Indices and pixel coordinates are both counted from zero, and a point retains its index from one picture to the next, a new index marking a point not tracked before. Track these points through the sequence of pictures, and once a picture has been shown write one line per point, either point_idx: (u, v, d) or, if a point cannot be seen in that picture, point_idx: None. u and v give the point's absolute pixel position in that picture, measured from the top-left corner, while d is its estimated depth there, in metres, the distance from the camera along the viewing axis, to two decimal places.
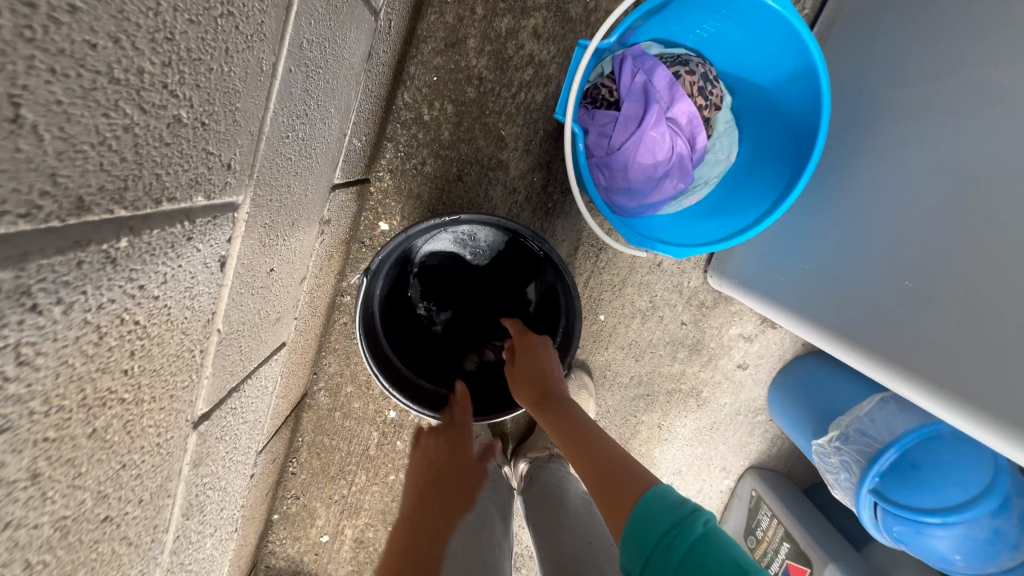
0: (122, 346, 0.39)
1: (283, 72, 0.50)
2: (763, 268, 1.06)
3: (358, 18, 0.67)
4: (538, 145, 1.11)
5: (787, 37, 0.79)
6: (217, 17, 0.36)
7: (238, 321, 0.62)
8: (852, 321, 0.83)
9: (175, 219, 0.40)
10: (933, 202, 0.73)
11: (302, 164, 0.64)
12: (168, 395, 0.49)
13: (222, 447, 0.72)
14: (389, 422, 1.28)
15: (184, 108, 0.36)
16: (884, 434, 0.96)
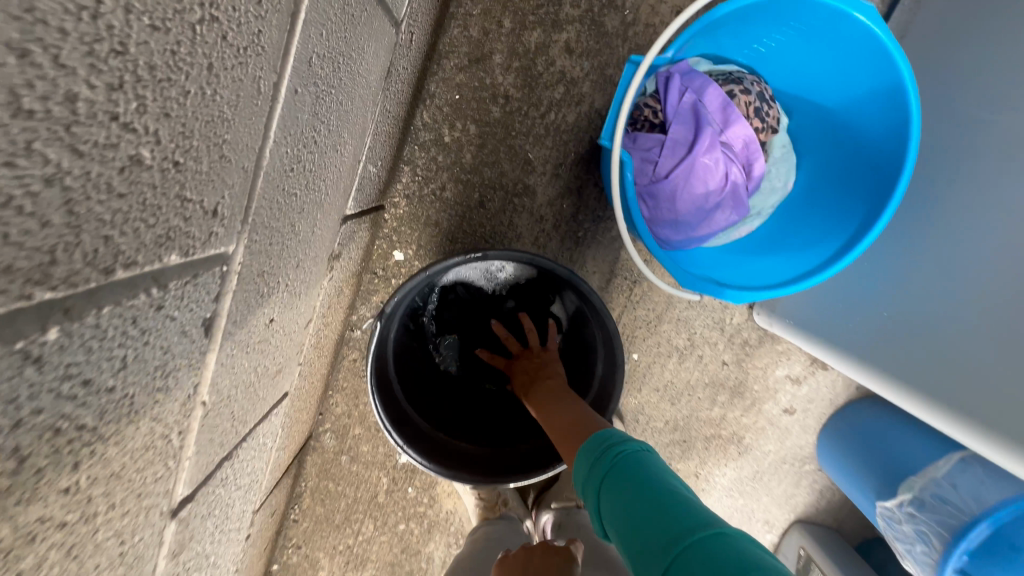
0: (58, 462, 0.29)
1: (287, 94, 0.41)
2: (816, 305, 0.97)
3: (377, 31, 0.58)
4: (569, 169, 1.01)
5: (866, 53, 0.69)
6: (195, 23, 0.27)
7: (229, 385, 0.52)
8: (945, 379, 0.71)
9: (136, 289, 0.30)
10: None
11: (309, 198, 0.55)
12: (133, 495, 0.39)
13: (210, 523, 0.62)
14: (400, 467, 1.17)
15: (148, 146, 0.27)
16: (970, 504, 0.84)
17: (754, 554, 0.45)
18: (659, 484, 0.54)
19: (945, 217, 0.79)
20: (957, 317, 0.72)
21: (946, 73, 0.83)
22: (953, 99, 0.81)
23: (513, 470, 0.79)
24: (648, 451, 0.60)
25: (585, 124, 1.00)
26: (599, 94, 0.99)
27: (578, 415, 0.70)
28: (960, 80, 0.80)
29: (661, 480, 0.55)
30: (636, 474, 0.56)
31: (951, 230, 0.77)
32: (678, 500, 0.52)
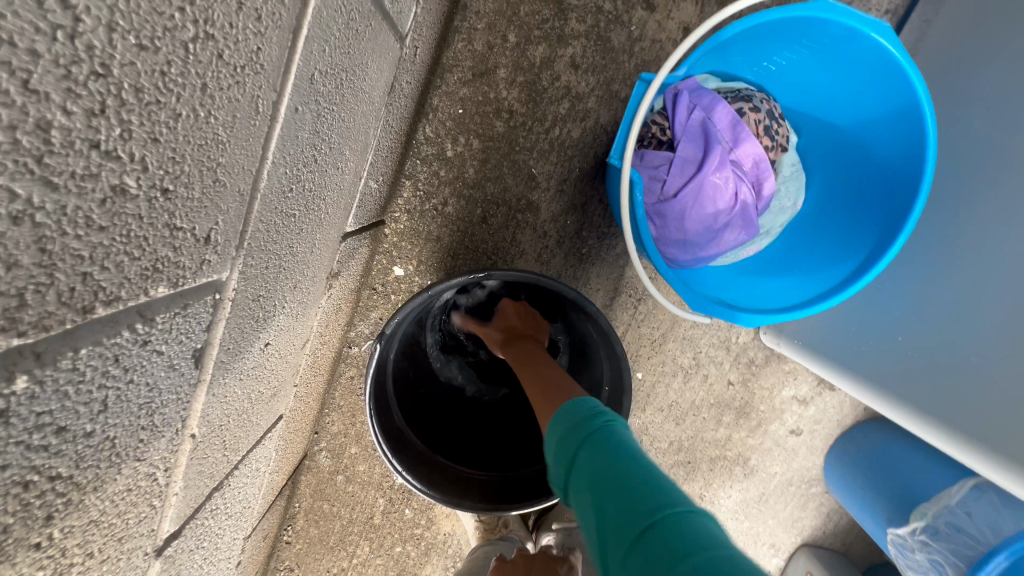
0: (27, 518, 0.26)
1: (287, 113, 0.38)
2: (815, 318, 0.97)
3: (381, 45, 0.56)
4: (573, 185, 0.99)
5: (881, 71, 0.68)
6: (188, 42, 0.25)
7: (220, 415, 0.49)
8: (966, 409, 0.69)
9: (119, 325, 0.27)
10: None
11: (307, 217, 0.52)
12: (113, 540, 0.36)
13: (198, 556, 0.59)
14: (397, 487, 1.13)
15: (133, 175, 0.24)
16: (986, 534, 0.82)
17: (722, 545, 0.39)
18: (633, 461, 0.48)
19: (955, 236, 0.77)
20: (974, 342, 0.70)
21: (956, 90, 0.82)
22: (962, 117, 0.80)
23: (516, 497, 0.76)
24: (627, 427, 0.53)
25: (590, 140, 0.98)
26: (605, 110, 0.97)
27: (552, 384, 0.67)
28: (970, 99, 0.79)
29: (637, 457, 0.49)
30: (613, 448, 0.50)
31: (946, 247, 0.78)
32: (655, 481, 0.46)
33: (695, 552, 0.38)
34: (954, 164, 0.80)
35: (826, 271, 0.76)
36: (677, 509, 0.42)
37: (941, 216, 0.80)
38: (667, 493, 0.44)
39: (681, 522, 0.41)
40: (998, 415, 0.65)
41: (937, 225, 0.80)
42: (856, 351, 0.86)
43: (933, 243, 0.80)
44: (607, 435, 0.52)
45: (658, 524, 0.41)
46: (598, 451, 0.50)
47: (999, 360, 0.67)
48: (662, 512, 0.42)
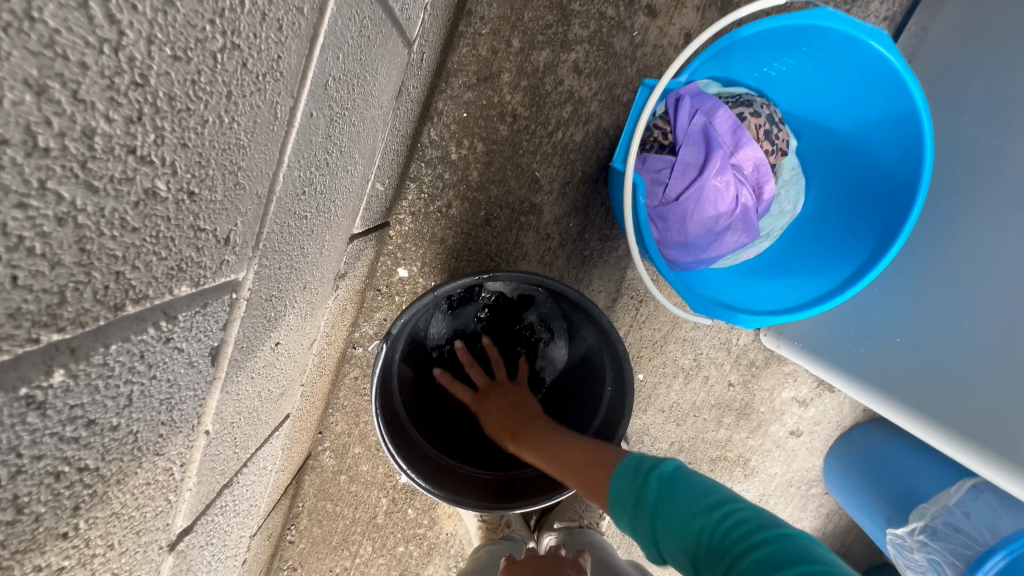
0: (57, 508, 0.27)
1: (302, 118, 0.40)
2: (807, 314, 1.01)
3: (391, 51, 0.58)
4: (576, 188, 1.01)
5: (879, 78, 0.69)
6: (216, 52, 0.26)
7: (232, 413, 0.50)
8: (964, 410, 0.70)
9: (145, 323, 0.29)
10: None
11: (318, 219, 0.54)
12: (132, 532, 0.37)
13: (208, 552, 0.60)
14: (400, 487, 1.14)
15: (164, 178, 0.25)
16: (983, 533, 0.83)
17: (827, 557, 0.43)
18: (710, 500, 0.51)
19: (952, 238, 0.78)
20: (970, 343, 0.71)
21: (953, 96, 0.83)
22: (959, 122, 0.81)
23: (521, 496, 0.77)
24: (685, 465, 0.57)
25: (593, 144, 1.00)
26: (607, 114, 0.99)
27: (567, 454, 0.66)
28: (967, 104, 0.80)
29: (710, 492, 0.52)
30: (683, 493, 0.53)
31: (930, 246, 0.81)
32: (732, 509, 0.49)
33: (801, 565, 0.41)
34: (952, 166, 0.81)
35: (814, 269, 0.80)
36: (768, 535, 0.45)
37: (938, 218, 0.81)
38: (755, 520, 0.47)
39: (780, 543, 0.44)
40: (995, 415, 0.66)
41: (935, 227, 0.81)
42: (856, 353, 0.87)
43: (931, 245, 0.81)
44: (671, 482, 0.55)
45: (756, 551, 0.44)
46: (670, 505, 0.53)
47: (977, 354, 0.70)
48: (757, 539, 0.45)
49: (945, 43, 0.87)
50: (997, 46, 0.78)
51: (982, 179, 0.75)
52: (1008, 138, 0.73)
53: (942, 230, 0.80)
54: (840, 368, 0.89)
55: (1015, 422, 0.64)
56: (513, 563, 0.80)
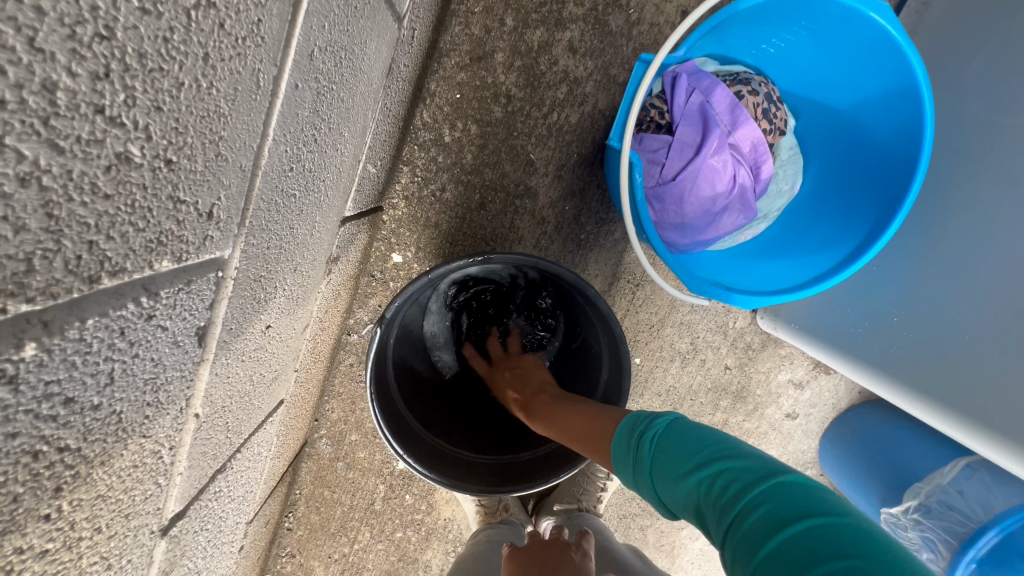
0: (38, 488, 0.26)
1: (287, 89, 0.38)
2: None
3: (380, 25, 0.56)
4: (572, 170, 0.99)
5: (879, 52, 0.68)
6: (190, 9, 0.25)
7: (223, 398, 0.49)
8: (964, 390, 0.69)
9: (124, 298, 0.27)
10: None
11: (307, 199, 0.53)
12: (121, 516, 0.37)
13: (202, 536, 0.59)
14: (397, 473, 1.14)
15: (139, 143, 0.24)
16: (977, 511, 0.83)
17: (838, 504, 0.41)
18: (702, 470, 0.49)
19: (954, 215, 0.77)
20: (974, 324, 0.70)
21: (954, 72, 0.82)
22: (960, 99, 0.80)
23: (518, 476, 0.78)
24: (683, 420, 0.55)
25: (589, 125, 0.98)
26: (602, 95, 0.97)
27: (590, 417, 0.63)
28: (968, 81, 0.79)
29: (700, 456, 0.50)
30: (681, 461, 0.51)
31: (915, 222, 0.83)
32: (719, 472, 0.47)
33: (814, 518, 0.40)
34: (952, 144, 0.80)
35: (803, 250, 0.80)
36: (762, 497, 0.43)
37: (935, 197, 0.81)
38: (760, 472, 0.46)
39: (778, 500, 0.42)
40: (1003, 397, 0.65)
41: (929, 205, 0.81)
42: (858, 334, 0.86)
43: (919, 223, 0.82)
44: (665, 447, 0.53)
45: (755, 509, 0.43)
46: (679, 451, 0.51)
47: (946, 329, 0.73)
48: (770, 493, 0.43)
49: (944, 17, 0.86)
50: (999, 19, 0.76)
51: (973, 155, 0.76)
52: (1000, 114, 0.73)
53: (927, 207, 0.82)
54: (823, 343, 0.92)
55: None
56: (516, 550, 0.80)
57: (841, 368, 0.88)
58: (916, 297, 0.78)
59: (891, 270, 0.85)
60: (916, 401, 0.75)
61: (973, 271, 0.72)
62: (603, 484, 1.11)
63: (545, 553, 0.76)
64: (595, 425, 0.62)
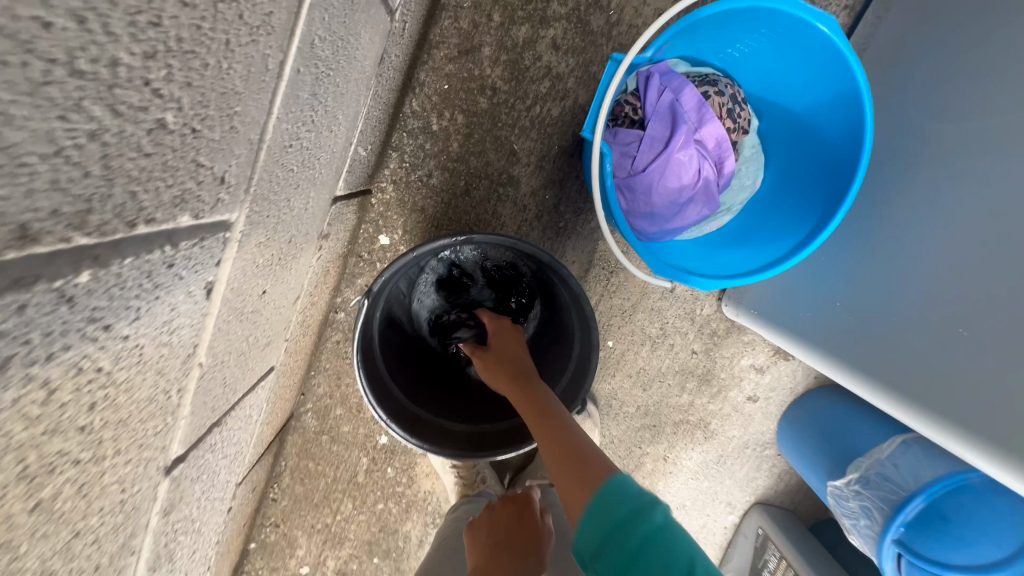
0: (78, 400, 0.31)
1: (290, 72, 0.43)
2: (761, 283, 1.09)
3: (373, 17, 0.61)
4: (552, 161, 1.05)
5: (828, 61, 0.74)
6: (218, 2, 0.30)
7: (223, 352, 0.54)
8: (895, 370, 0.76)
9: (153, 244, 0.33)
10: (1000, 248, 0.66)
11: (303, 175, 0.58)
12: (136, 445, 0.42)
13: (198, 487, 0.65)
14: (380, 447, 1.19)
15: (172, 111, 0.29)
16: (908, 481, 0.91)
17: None
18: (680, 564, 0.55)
19: (895, 210, 0.84)
20: (900, 308, 0.77)
21: (902, 81, 0.89)
22: (906, 105, 0.87)
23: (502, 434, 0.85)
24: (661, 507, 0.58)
25: (569, 119, 1.04)
26: (583, 90, 1.03)
27: (580, 453, 0.66)
28: (913, 89, 0.86)
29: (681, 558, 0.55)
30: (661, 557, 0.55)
31: (865, 217, 0.89)
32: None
33: None
34: (894, 147, 0.88)
35: (765, 241, 0.86)
36: None
37: (883, 194, 0.87)
38: None
39: None
40: (926, 374, 0.71)
41: (877, 202, 0.88)
42: (807, 318, 0.94)
43: (868, 217, 0.89)
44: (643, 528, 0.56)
45: None
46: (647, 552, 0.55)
47: (885, 314, 0.79)
48: None
49: (895, 31, 0.93)
50: (943, 32, 0.83)
51: (917, 156, 0.82)
52: (940, 118, 0.80)
53: (875, 201, 0.88)
54: (781, 329, 0.99)
55: (944, 381, 0.69)
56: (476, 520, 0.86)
57: (797, 352, 0.94)
58: (866, 287, 0.84)
59: (844, 261, 0.91)
60: (857, 381, 0.82)
61: (913, 262, 0.78)
62: None
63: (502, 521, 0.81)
64: (586, 461, 0.65)
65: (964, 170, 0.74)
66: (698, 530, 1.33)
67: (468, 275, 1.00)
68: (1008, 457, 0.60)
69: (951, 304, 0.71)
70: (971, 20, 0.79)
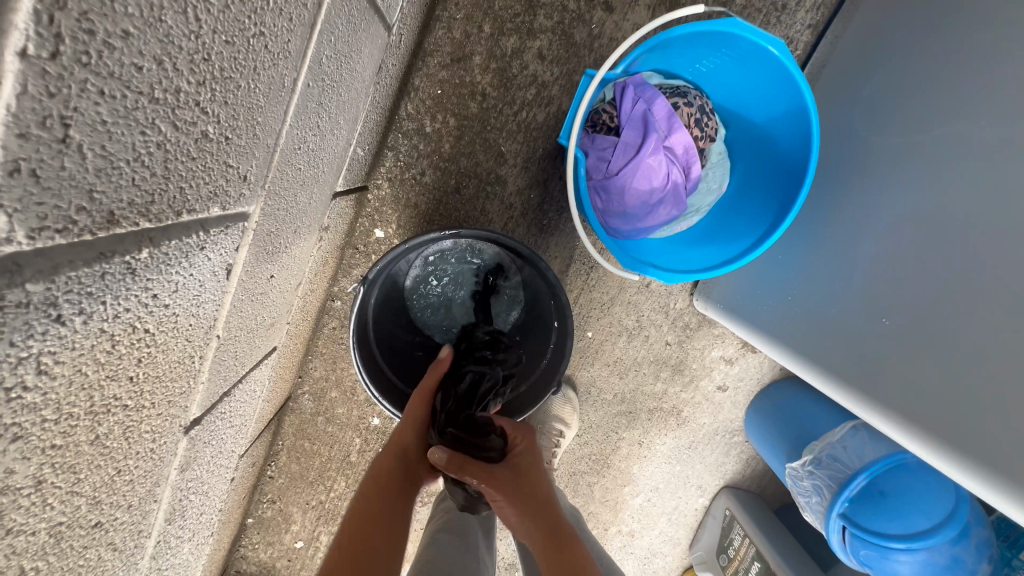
0: (130, 355, 0.39)
1: (302, 87, 0.51)
2: (728, 279, 1.17)
3: (373, 34, 0.68)
4: (537, 163, 1.13)
5: (782, 77, 0.83)
6: (250, 37, 0.37)
7: (236, 327, 0.62)
8: (840, 360, 0.84)
9: (191, 230, 0.40)
10: (925, 250, 0.75)
11: (309, 173, 0.65)
12: (166, 401, 0.49)
13: (209, 451, 0.72)
14: (372, 429, 1.27)
15: (212, 124, 0.37)
16: (854, 461, 1.00)
17: None
18: None
19: (843, 213, 0.92)
20: (846, 303, 0.86)
21: (853, 95, 0.97)
22: (854, 117, 0.95)
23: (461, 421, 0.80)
24: None
25: (553, 124, 1.11)
26: (567, 98, 1.10)
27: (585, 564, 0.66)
28: (861, 102, 0.94)
29: None
30: None
31: (818, 219, 0.98)
32: None
33: None
34: (843, 155, 0.96)
35: (729, 241, 0.94)
36: None
37: (833, 198, 0.95)
38: None
39: None
40: (865, 363, 0.80)
41: (828, 205, 0.96)
42: (766, 310, 1.03)
43: (821, 219, 0.97)
44: None
45: None
46: None
47: (833, 309, 0.88)
48: None
49: (850, 49, 1.02)
50: (889, 52, 0.91)
51: (862, 164, 0.90)
52: (881, 130, 0.88)
53: (827, 204, 0.96)
54: (745, 322, 1.07)
55: (878, 370, 0.78)
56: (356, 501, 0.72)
57: (759, 342, 1.03)
58: (818, 283, 0.93)
59: (800, 259, 0.99)
60: (809, 370, 0.90)
61: (857, 262, 0.86)
62: (557, 441, 1.26)
63: (411, 452, 0.76)
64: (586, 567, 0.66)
65: (894, 177, 0.83)
66: (671, 511, 1.41)
67: (453, 266, 1.02)
68: (924, 434, 0.69)
69: (885, 300, 0.79)
70: (908, 42, 0.87)
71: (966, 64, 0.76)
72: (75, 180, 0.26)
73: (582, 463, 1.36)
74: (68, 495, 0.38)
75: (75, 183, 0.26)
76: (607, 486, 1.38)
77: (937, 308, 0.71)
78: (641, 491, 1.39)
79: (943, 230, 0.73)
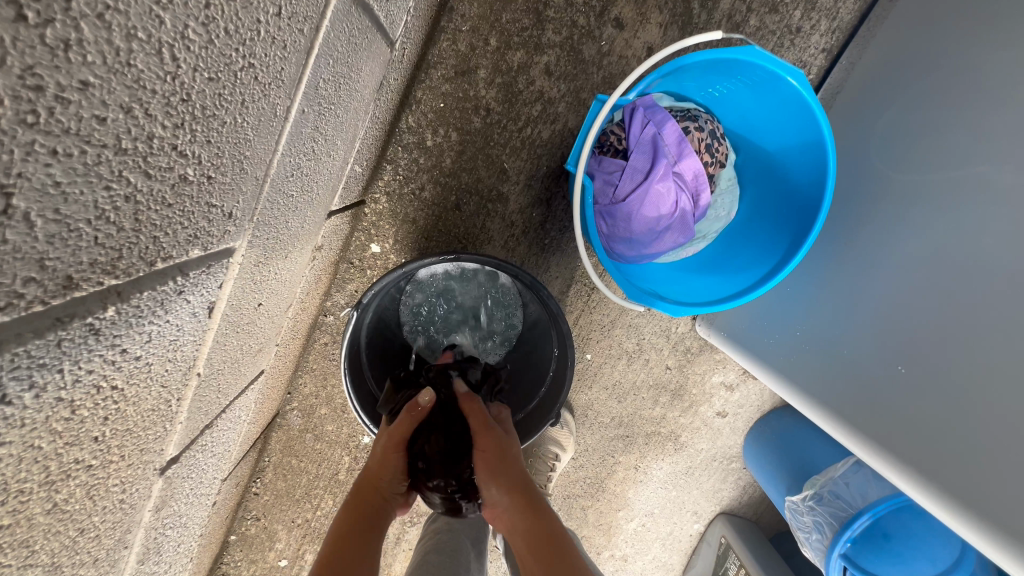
0: (94, 415, 0.35)
1: (295, 114, 0.47)
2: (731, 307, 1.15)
3: (374, 52, 0.65)
4: (541, 181, 1.10)
5: (799, 105, 0.79)
6: (238, 71, 0.33)
7: (219, 361, 0.58)
8: (845, 399, 0.81)
9: (167, 276, 0.36)
10: (936, 289, 0.72)
11: (302, 199, 0.62)
12: (138, 449, 0.45)
13: (187, 484, 0.68)
14: (362, 447, 1.23)
15: (192, 166, 0.33)
16: (857, 499, 0.98)
17: None
18: None
19: (851, 246, 0.89)
20: (852, 340, 0.83)
21: (865, 126, 0.95)
22: (866, 149, 0.93)
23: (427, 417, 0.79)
24: None
25: (558, 141, 1.08)
26: (573, 115, 1.07)
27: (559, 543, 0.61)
28: (873, 135, 0.92)
29: None
30: None
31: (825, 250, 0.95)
32: None
33: None
34: (853, 186, 0.93)
35: (740, 273, 0.91)
36: None
37: (840, 229, 0.93)
38: None
39: None
40: (872, 405, 0.77)
41: (836, 237, 0.93)
42: (771, 343, 1.00)
43: (828, 251, 0.94)
44: None
45: None
46: None
47: (838, 345, 0.85)
48: None
49: (863, 78, 1.00)
50: (903, 84, 0.89)
51: (872, 196, 0.88)
52: (893, 164, 0.86)
53: (835, 236, 0.94)
54: (748, 353, 1.04)
55: (885, 412, 0.74)
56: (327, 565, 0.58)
57: (761, 374, 1.00)
58: (824, 317, 0.90)
59: (806, 290, 0.96)
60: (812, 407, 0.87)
61: (863, 297, 0.83)
62: (552, 464, 1.24)
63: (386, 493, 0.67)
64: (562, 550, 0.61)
65: (907, 214, 0.80)
66: (665, 537, 1.38)
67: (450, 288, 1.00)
68: (937, 488, 0.66)
69: (892, 339, 0.76)
70: (926, 76, 0.85)
71: (987, 103, 0.73)
72: (20, 252, 0.23)
73: (577, 486, 1.33)
74: (21, 570, 0.35)
75: (20, 256, 0.23)
76: (601, 510, 1.35)
77: (950, 358, 0.68)
78: (636, 516, 1.36)
79: (957, 274, 0.69)
